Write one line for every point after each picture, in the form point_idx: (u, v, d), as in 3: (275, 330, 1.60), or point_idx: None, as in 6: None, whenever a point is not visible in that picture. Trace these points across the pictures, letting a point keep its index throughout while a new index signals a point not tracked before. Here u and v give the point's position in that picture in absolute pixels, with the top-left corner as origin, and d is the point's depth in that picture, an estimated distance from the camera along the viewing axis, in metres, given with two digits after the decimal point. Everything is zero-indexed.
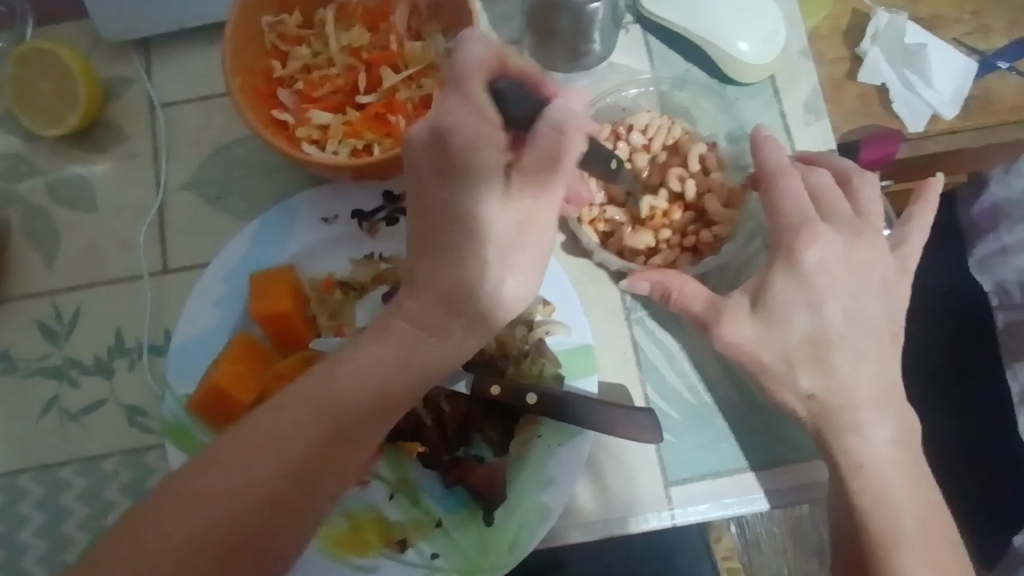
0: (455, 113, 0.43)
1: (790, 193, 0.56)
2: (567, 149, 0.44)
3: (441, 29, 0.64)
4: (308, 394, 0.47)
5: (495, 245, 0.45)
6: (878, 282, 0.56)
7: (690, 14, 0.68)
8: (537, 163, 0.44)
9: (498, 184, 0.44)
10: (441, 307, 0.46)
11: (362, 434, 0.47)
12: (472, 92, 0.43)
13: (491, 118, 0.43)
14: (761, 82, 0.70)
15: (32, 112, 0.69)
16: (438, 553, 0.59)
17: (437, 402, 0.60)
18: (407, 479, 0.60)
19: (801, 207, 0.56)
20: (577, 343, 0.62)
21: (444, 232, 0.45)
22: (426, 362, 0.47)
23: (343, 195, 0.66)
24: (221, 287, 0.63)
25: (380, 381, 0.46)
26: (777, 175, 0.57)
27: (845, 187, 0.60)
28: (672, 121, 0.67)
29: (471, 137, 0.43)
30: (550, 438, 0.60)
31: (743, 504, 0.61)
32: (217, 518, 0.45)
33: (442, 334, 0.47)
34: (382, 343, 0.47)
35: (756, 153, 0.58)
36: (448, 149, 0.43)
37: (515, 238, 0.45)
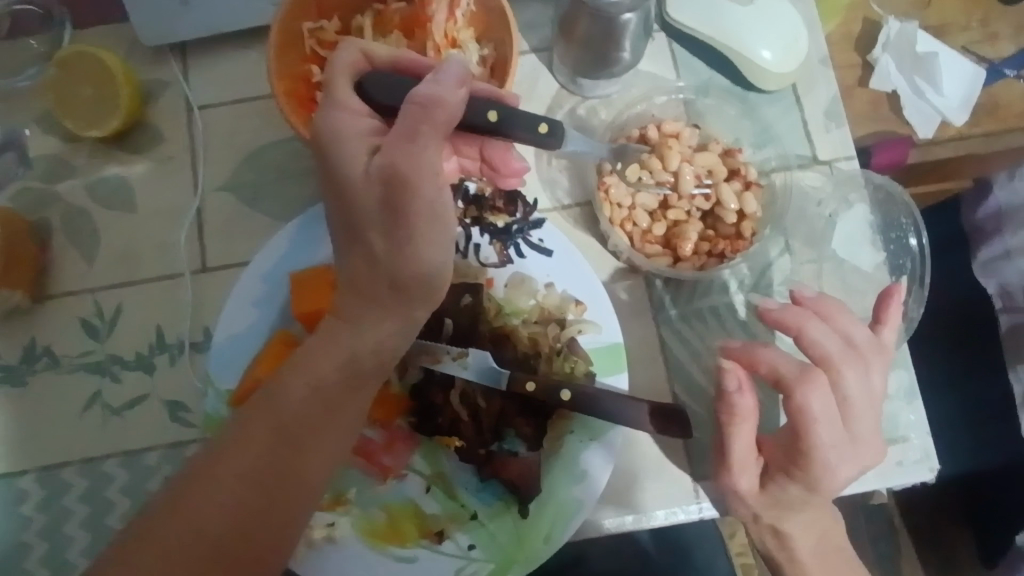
0: (326, 114, 0.51)
1: (814, 409, 0.55)
2: (421, 119, 0.48)
3: (474, 36, 0.66)
4: (262, 400, 0.51)
5: (390, 229, 0.49)
6: (874, 440, 0.58)
7: (717, 22, 0.69)
8: (395, 139, 0.48)
9: (363, 168, 0.49)
10: (354, 293, 0.51)
11: (313, 426, 0.51)
12: (341, 95, 0.52)
13: (358, 112, 0.52)
14: (783, 90, 0.72)
15: (70, 114, 0.70)
16: (474, 544, 0.60)
17: (474, 398, 0.62)
18: (442, 473, 0.62)
19: (822, 419, 0.55)
20: (607, 342, 0.64)
21: (345, 225, 0.50)
22: (359, 346, 0.51)
23: None
24: (261, 287, 0.65)
25: (318, 371, 0.51)
26: (803, 383, 0.55)
27: (866, 365, 0.58)
28: (698, 129, 0.69)
29: (341, 131, 0.50)
30: (583, 433, 0.62)
31: (682, 512, 0.63)
32: (203, 526, 0.49)
33: (367, 319, 0.51)
34: (317, 340, 0.52)
35: (760, 366, 0.57)
36: (324, 144, 0.50)
37: (423, 211, 0.49)
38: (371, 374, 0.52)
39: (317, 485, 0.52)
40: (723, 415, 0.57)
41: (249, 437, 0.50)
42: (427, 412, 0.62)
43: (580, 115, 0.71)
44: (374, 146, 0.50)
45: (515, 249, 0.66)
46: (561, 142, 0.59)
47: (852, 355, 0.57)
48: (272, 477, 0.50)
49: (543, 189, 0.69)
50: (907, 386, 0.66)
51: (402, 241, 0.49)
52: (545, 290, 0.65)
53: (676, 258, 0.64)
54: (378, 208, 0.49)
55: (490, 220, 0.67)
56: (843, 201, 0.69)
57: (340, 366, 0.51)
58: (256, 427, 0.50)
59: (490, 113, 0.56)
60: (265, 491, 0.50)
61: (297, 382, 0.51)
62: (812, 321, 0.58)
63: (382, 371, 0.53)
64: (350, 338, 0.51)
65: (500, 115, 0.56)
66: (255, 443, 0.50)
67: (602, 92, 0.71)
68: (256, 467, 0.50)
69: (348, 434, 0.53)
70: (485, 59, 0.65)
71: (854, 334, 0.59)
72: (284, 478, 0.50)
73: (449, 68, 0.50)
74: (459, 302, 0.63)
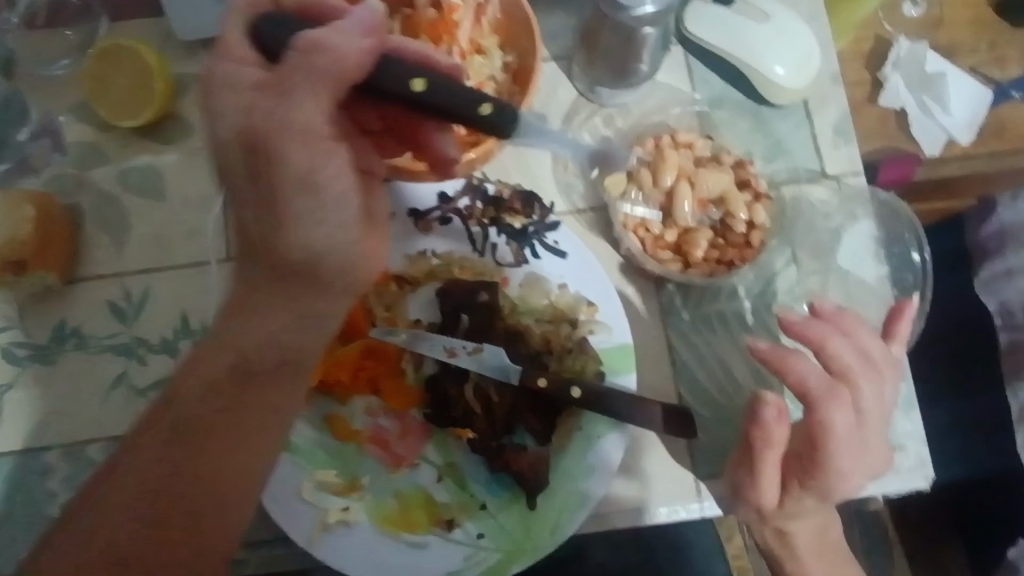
0: (218, 63, 0.50)
1: (837, 423, 0.58)
2: (297, 74, 0.48)
3: (498, 42, 0.68)
4: (157, 407, 0.52)
5: (270, 203, 0.51)
6: (877, 447, 0.61)
7: (735, 39, 0.70)
8: (268, 97, 0.48)
9: (238, 123, 0.49)
10: (250, 284, 0.53)
11: (219, 431, 0.52)
12: (227, 40, 0.50)
13: (246, 61, 0.50)
14: (794, 105, 0.74)
15: (105, 105, 0.72)
16: (483, 533, 0.63)
17: (487, 392, 0.65)
18: (453, 463, 0.65)
19: (844, 436, 0.58)
20: (617, 342, 0.66)
21: (241, 200, 0.52)
22: (257, 345, 0.53)
23: (403, 194, 0.70)
24: None
25: (212, 376, 0.52)
26: (828, 399, 0.58)
27: (880, 378, 0.61)
28: (711, 140, 0.71)
29: (227, 83, 0.50)
30: (592, 429, 0.64)
31: (691, 510, 0.65)
32: (117, 536, 0.48)
33: (259, 313, 0.53)
34: (208, 342, 0.53)
35: (788, 373, 0.59)
36: (211, 97, 0.50)
37: (306, 180, 0.50)
38: (268, 369, 0.53)
39: (232, 484, 0.52)
40: (758, 441, 0.59)
41: (147, 445, 0.51)
42: (441, 405, 0.65)
43: (596, 123, 0.73)
44: (252, 96, 0.49)
45: (531, 250, 0.68)
46: (508, 126, 0.56)
47: (872, 369, 0.61)
48: (184, 483, 0.50)
49: (559, 193, 0.72)
50: (906, 396, 0.68)
51: (284, 216, 0.51)
52: (559, 290, 0.68)
53: (687, 265, 0.66)
54: (251, 184, 0.51)
55: (507, 221, 0.69)
56: (849, 215, 0.71)
57: (237, 365, 0.52)
58: (152, 435, 0.51)
59: (417, 82, 0.53)
60: (180, 499, 0.50)
61: (190, 383, 0.52)
62: (833, 335, 0.61)
63: (288, 367, 0.54)
64: (246, 337, 0.52)
65: (427, 83, 0.53)
66: (153, 451, 0.50)
67: (619, 101, 0.73)
68: (169, 476, 0.50)
69: (264, 430, 0.54)
70: (509, 65, 0.68)
71: (871, 348, 0.62)
72: (193, 484, 0.51)
73: (349, 22, 0.49)
74: (476, 298, 0.66)
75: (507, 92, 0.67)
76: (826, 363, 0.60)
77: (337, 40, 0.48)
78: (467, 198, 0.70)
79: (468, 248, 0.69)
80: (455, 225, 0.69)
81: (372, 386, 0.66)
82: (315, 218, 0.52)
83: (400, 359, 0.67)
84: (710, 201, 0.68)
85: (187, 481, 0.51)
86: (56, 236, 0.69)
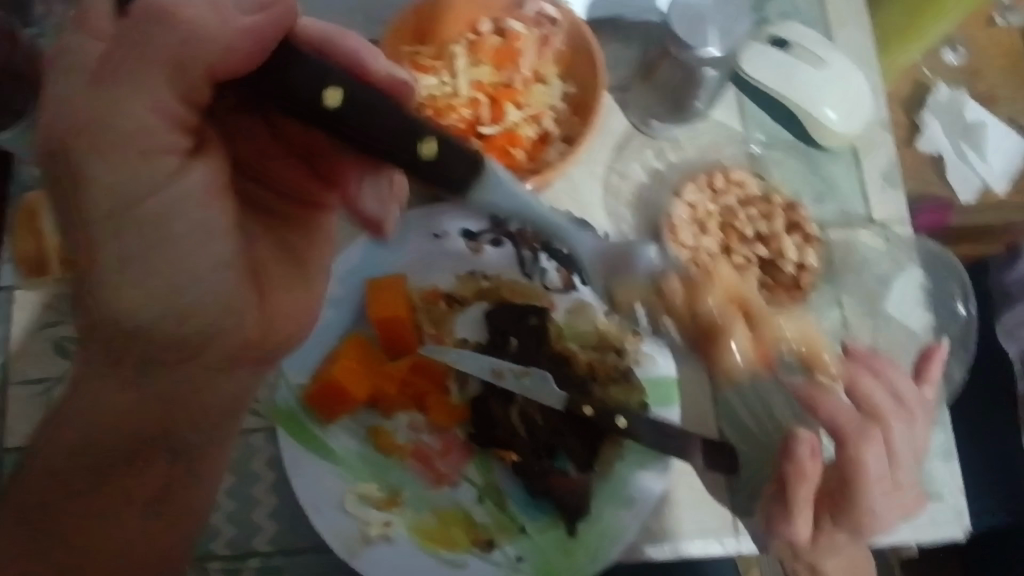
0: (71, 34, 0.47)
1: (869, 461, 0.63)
2: (129, 49, 0.44)
3: (558, 71, 0.69)
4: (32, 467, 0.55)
5: (87, 220, 0.47)
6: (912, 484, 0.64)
7: (790, 83, 0.71)
8: (101, 85, 0.45)
9: (72, 108, 0.45)
10: (104, 343, 0.52)
11: (63, 491, 0.55)
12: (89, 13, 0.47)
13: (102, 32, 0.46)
14: (843, 150, 0.75)
15: None
16: (522, 555, 0.63)
17: (531, 415, 0.65)
18: (494, 484, 0.65)
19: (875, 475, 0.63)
20: (661, 374, 0.68)
21: (76, 219, 0.48)
22: (94, 404, 0.54)
23: (456, 214, 0.71)
24: (337, 289, 0.69)
25: (69, 443, 0.54)
26: (858, 437, 0.63)
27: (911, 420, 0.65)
28: (762, 180, 0.72)
29: (69, 51, 0.46)
30: (635, 458, 0.65)
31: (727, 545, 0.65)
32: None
33: (109, 378, 0.54)
34: (67, 403, 0.54)
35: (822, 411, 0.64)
36: (56, 61, 0.47)
37: (136, 208, 0.47)
38: (117, 431, 0.55)
39: (108, 533, 0.57)
40: (791, 475, 0.65)
41: (14, 502, 0.55)
42: (486, 425, 0.65)
43: (648, 155, 0.74)
44: (84, 71, 0.45)
45: (580, 278, 0.69)
46: (451, 165, 0.50)
47: (901, 410, 0.64)
48: (37, 541, 0.55)
49: (610, 223, 0.72)
50: (945, 444, 0.69)
51: (107, 273, 0.49)
52: (606, 318, 0.68)
53: (735, 301, 0.68)
54: (58, 211, 0.48)
55: (558, 246, 0.69)
56: (894, 261, 0.72)
57: (81, 434, 0.54)
58: (18, 492, 0.55)
59: (329, 93, 0.47)
60: (36, 547, 0.55)
61: (55, 449, 0.55)
62: (864, 375, 0.65)
63: (152, 426, 0.56)
64: (85, 396, 0.54)
65: (344, 93, 0.48)
66: (21, 508, 0.55)
67: (671, 135, 0.74)
68: (18, 529, 0.55)
69: (152, 484, 0.58)
70: (568, 95, 0.68)
71: (903, 391, 0.65)
72: (59, 543, 0.55)
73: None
74: (526, 322, 0.67)
75: (567, 123, 0.67)
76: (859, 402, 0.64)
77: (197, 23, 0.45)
78: None
79: (517, 270, 0.70)
80: (506, 248, 0.70)
81: (417, 402, 0.67)
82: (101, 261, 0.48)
83: (446, 377, 0.67)
84: (759, 240, 0.69)
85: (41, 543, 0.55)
86: None
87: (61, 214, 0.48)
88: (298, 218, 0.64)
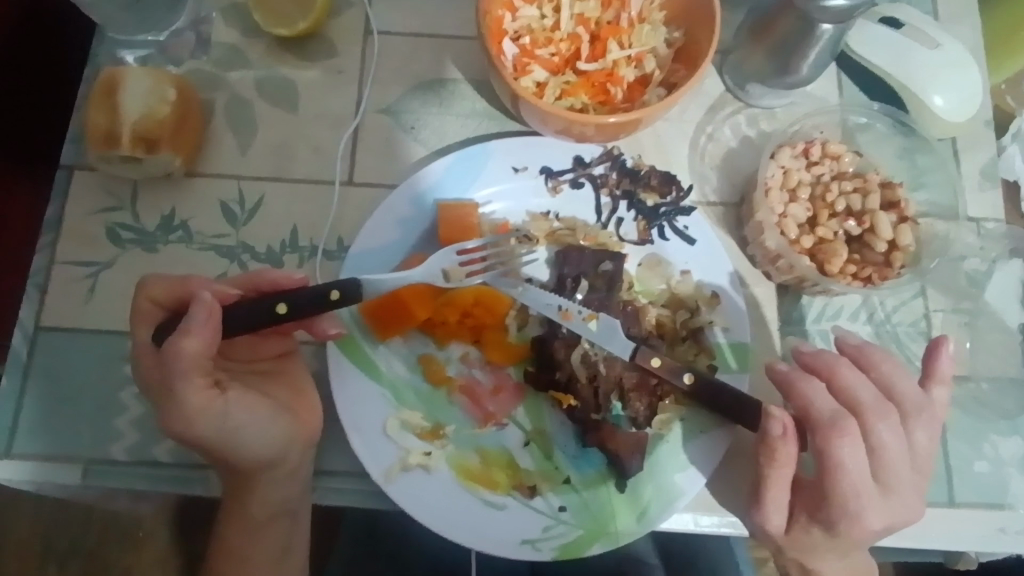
0: (167, 369, 0.52)
1: (843, 457, 0.54)
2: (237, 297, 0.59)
3: (664, 17, 0.67)
4: (241, 541, 0.61)
5: (236, 390, 0.56)
6: (913, 495, 0.57)
7: (898, 59, 0.69)
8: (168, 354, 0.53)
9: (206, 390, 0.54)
10: (241, 469, 0.58)
11: (255, 530, 0.61)
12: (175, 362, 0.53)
13: (201, 342, 0.52)
14: (943, 141, 0.71)
15: (263, 10, 0.71)
16: (565, 507, 0.61)
17: (595, 362, 0.62)
18: (542, 431, 0.63)
19: (853, 473, 0.54)
20: (735, 341, 0.64)
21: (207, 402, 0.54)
22: (281, 498, 0.61)
23: (536, 149, 0.68)
24: (407, 209, 0.66)
25: (278, 505, 0.61)
26: (830, 431, 0.54)
27: (901, 421, 0.56)
28: (859, 156, 0.68)
29: (180, 368, 0.52)
30: (693, 423, 0.63)
31: (725, 524, 0.63)
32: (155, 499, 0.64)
33: (268, 478, 0.59)
34: (251, 501, 0.60)
35: (794, 398, 0.57)
36: (172, 382, 0.52)
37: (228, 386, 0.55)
38: (284, 476, 0.60)
39: (270, 532, 0.62)
40: (762, 457, 0.57)
41: (218, 539, 0.62)
42: (545, 365, 0.63)
43: (740, 120, 0.72)
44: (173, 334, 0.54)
45: (659, 231, 0.67)
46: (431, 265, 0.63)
47: (887, 409, 0.56)
48: (235, 562, 0.62)
49: (693, 182, 0.70)
50: (1021, 455, 0.64)
51: (265, 408, 0.57)
52: (681, 276, 0.66)
53: (822, 273, 0.64)
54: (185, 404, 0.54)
55: (641, 197, 0.68)
56: (985, 260, 0.70)
57: (282, 503, 0.61)
58: (226, 546, 0.61)
59: (279, 306, 0.57)
60: (262, 540, 0.62)
61: (254, 508, 0.60)
62: (847, 368, 0.57)
63: (295, 473, 0.60)
64: (264, 492, 0.59)
65: (340, 293, 0.58)
66: (233, 560, 0.62)
67: (767, 103, 0.71)
68: (237, 553, 0.61)
69: (284, 500, 0.61)
70: (672, 42, 0.66)
71: (899, 389, 0.57)
72: (245, 556, 0.62)
73: (252, 275, 0.60)
74: (598, 267, 0.64)
75: (669, 69, 0.65)
76: (837, 394, 0.56)
77: (191, 347, 0.52)
78: (603, 165, 0.68)
79: (594, 218, 0.68)
80: (586, 193, 0.68)
81: (474, 335, 0.65)
82: (235, 376, 0.59)
83: (507, 315, 0.64)
84: (851, 215, 0.66)
85: (236, 555, 0.61)
86: (190, 124, 0.67)
87: (158, 388, 0.53)
88: (271, 353, 0.62)
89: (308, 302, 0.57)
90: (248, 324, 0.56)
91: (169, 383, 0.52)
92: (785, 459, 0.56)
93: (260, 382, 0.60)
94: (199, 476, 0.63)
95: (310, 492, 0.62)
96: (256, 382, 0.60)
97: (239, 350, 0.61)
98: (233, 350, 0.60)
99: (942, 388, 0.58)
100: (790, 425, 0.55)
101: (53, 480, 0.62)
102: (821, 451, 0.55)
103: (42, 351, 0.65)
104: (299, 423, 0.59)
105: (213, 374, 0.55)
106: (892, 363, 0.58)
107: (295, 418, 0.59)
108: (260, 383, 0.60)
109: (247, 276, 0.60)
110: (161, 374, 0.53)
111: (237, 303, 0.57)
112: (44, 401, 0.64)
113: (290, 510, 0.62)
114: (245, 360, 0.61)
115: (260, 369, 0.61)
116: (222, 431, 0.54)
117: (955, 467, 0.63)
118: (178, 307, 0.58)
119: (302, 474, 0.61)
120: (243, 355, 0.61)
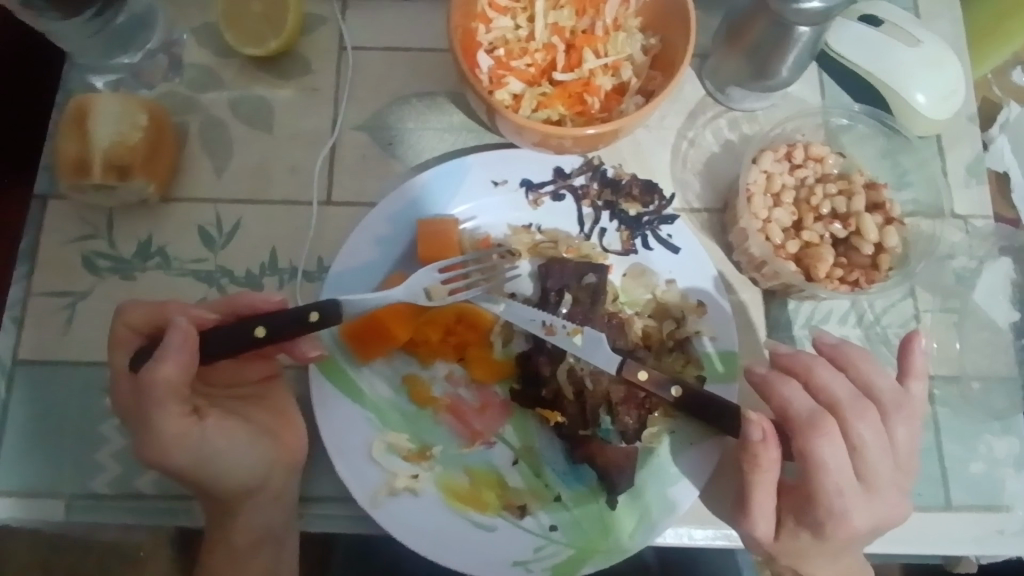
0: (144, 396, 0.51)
1: (823, 456, 0.53)
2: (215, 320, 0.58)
3: (640, 23, 0.66)
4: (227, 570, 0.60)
5: (215, 415, 0.55)
6: (898, 495, 0.56)
7: (877, 57, 0.68)
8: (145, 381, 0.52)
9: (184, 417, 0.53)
10: (223, 496, 0.57)
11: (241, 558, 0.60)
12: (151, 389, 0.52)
13: (177, 368, 0.51)
14: (927, 138, 0.71)
15: (235, 29, 0.70)
16: (556, 525, 0.60)
17: (581, 377, 0.61)
18: (531, 447, 0.62)
19: (834, 473, 0.53)
20: (722, 349, 0.63)
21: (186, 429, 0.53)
22: (266, 523, 0.59)
23: (515, 162, 0.67)
24: (386, 227, 0.65)
25: (263, 531, 0.60)
26: (810, 430, 0.54)
27: (880, 418, 0.56)
28: (842, 157, 0.67)
29: (156, 395, 0.51)
30: (682, 435, 0.62)
31: (718, 536, 0.62)
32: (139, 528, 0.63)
33: (252, 503, 0.58)
34: (236, 528, 0.59)
35: (772, 400, 0.56)
36: (148, 410, 0.51)
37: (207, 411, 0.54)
38: (268, 501, 0.59)
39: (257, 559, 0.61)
40: (745, 464, 0.56)
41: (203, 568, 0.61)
42: (531, 381, 0.62)
43: (721, 125, 0.71)
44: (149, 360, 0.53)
45: (642, 241, 0.66)
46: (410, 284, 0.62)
47: (866, 407, 0.55)
48: None
49: (675, 189, 0.69)
50: (1016, 454, 0.63)
51: (245, 433, 0.56)
52: (666, 286, 0.65)
53: (808, 279, 0.63)
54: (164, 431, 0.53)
55: (623, 207, 0.67)
56: (973, 258, 0.70)
57: (267, 528, 0.60)
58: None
59: (257, 328, 0.55)
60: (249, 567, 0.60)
61: (239, 535, 0.59)
62: (824, 366, 0.56)
63: (279, 498, 0.59)
64: (248, 519, 0.58)
65: (320, 314, 0.56)
66: None
67: (748, 106, 0.71)
68: None
69: (270, 525, 0.60)
70: (649, 48, 0.65)
71: (877, 386, 0.57)
72: None
73: (230, 299, 0.59)
74: (581, 280, 0.63)
75: (647, 76, 0.64)
76: (814, 393, 0.56)
77: (167, 373, 0.51)
78: (583, 176, 0.67)
79: (576, 230, 0.67)
80: (567, 204, 0.67)
81: (458, 352, 0.64)
82: (216, 401, 0.58)
83: (491, 331, 0.64)
84: (836, 218, 0.65)
85: None
86: (164, 148, 0.66)
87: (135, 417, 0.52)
88: (253, 377, 0.61)
89: (287, 324, 0.56)
90: (227, 347, 0.55)
91: (146, 410, 0.51)
92: (767, 463, 0.55)
93: (241, 406, 0.59)
94: (184, 504, 0.62)
95: (297, 518, 0.61)
96: (237, 407, 0.59)
97: (219, 375, 0.59)
98: (213, 375, 0.59)
99: (920, 382, 0.58)
100: (770, 428, 0.55)
101: (35, 517, 0.61)
102: (802, 452, 0.54)
103: (21, 385, 0.64)
104: (281, 446, 0.58)
105: (191, 400, 0.54)
106: (870, 360, 0.58)
107: (278, 441, 0.58)
108: (241, 407, 0.59)
109: (225, 300, 0.59)
110: (137, 402, 0.52)
111: (215, 327, 0.55)
112: (24, 436, 0.63)
113: (277, 535, 0.61)
114: (226, 385, 0.60)
115: (242, 394, 0.60)
116: (202, 458, 0.53)
117: (949, 467, 0.62)
118: (155, 333, 0.56)
119: (287, 497, 0.60)
120: (225, 380, 0.60)
